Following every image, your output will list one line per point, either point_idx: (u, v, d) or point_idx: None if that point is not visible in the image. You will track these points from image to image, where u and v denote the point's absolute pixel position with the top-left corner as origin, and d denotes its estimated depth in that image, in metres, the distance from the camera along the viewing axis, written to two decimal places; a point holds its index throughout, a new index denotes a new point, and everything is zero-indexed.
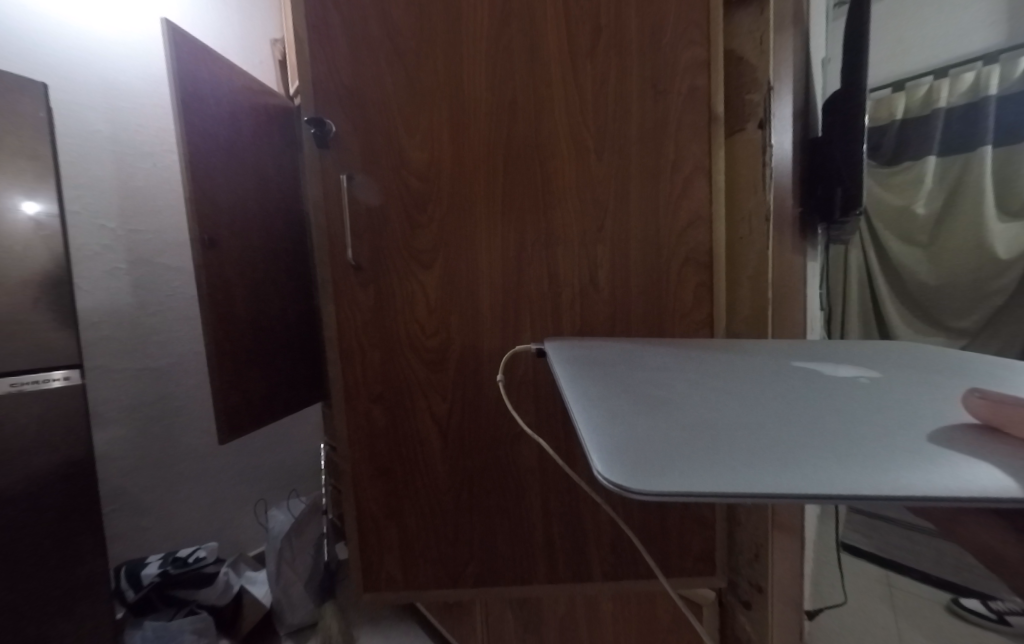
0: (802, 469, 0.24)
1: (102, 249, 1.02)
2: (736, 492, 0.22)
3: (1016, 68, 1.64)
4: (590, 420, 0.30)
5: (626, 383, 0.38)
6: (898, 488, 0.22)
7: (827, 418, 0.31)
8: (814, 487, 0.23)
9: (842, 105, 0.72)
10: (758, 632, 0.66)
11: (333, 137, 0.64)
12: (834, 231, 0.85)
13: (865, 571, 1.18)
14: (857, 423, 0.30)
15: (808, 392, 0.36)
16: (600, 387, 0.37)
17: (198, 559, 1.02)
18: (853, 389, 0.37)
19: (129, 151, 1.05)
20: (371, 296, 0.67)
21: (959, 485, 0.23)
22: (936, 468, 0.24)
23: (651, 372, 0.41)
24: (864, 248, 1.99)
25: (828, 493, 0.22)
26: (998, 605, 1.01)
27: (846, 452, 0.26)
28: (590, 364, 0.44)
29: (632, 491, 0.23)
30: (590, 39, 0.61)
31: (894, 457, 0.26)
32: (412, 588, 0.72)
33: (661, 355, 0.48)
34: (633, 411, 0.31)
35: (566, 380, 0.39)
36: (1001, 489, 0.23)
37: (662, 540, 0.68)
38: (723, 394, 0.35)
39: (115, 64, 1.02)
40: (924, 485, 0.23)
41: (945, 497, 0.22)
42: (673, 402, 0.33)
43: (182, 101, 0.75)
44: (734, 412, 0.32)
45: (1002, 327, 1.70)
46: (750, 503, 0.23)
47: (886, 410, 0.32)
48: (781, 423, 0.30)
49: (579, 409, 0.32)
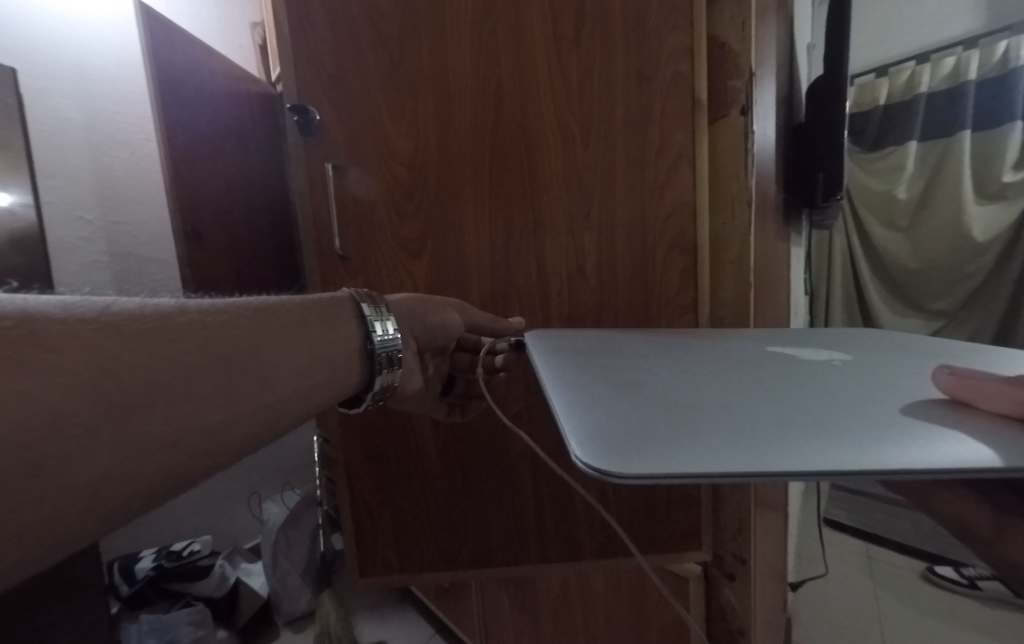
0: (777, 447, 0.26)
1: (80, 240, 0.99)
2: (713, 472, 0.24)
3: (993, 55, 1.67)
4: (568, 406, 0.31)
5: (606, 370, 0.39)
6: (874, 463, 0.24)
7: (801, 399, 0.32)
8: (792, 465, 0.24)
9: (824, 91, 0.73)
10: (742, 605, 0.68)
11: (316, 125, 0.63)
12: (816, 216, 0.87)
13: (845, 543, 1.22)
14: (832, 402, 0.32)
15: (782, 374, 0.37)
16: (579, 372, 0.38)
17: (192, 552, 1.04)
18: (827, 371, 0.38)
19: (105, 140, 1.02)
20: (361, 285, 0.67)
21: (934, 458, 0.24)
22: (913, 441, 0.26)
23: (630, 359, 0.42)
24: (847, 233, 2.03)
25: (802, 470, 0.23)
26: (969, 571, 1.06)
27: (819, 429, 0.28)
28: (571, 352, 0.45)
29: (611, 475, 0.24)
30: (575, 25, 0.61)
31: (866, 432, 0.27)
32: (407, 572, 0.74)
33: (642, 342, 0.50)
34: (611, 397, 0.33)
35: (547, 367, 0.40)
36: (970, 460, 0.24)
37: (649, 519, 0.71)
38: (702, 378, 0.37)
39: (87, 50, 0.99)
40: (899, 459, 0.24)
41: (920, 470, 0.24)
42: (650, 388, 0.35)
43: (160, 86, 0.74)
44: (709, 395, 0.33)
45: (977, 309, 1.78)
46: (726, 483, 0.24)
47: (857, 389, 0.34)
48: (756, 405, 0.31)
49: (559, 393, 0.33)
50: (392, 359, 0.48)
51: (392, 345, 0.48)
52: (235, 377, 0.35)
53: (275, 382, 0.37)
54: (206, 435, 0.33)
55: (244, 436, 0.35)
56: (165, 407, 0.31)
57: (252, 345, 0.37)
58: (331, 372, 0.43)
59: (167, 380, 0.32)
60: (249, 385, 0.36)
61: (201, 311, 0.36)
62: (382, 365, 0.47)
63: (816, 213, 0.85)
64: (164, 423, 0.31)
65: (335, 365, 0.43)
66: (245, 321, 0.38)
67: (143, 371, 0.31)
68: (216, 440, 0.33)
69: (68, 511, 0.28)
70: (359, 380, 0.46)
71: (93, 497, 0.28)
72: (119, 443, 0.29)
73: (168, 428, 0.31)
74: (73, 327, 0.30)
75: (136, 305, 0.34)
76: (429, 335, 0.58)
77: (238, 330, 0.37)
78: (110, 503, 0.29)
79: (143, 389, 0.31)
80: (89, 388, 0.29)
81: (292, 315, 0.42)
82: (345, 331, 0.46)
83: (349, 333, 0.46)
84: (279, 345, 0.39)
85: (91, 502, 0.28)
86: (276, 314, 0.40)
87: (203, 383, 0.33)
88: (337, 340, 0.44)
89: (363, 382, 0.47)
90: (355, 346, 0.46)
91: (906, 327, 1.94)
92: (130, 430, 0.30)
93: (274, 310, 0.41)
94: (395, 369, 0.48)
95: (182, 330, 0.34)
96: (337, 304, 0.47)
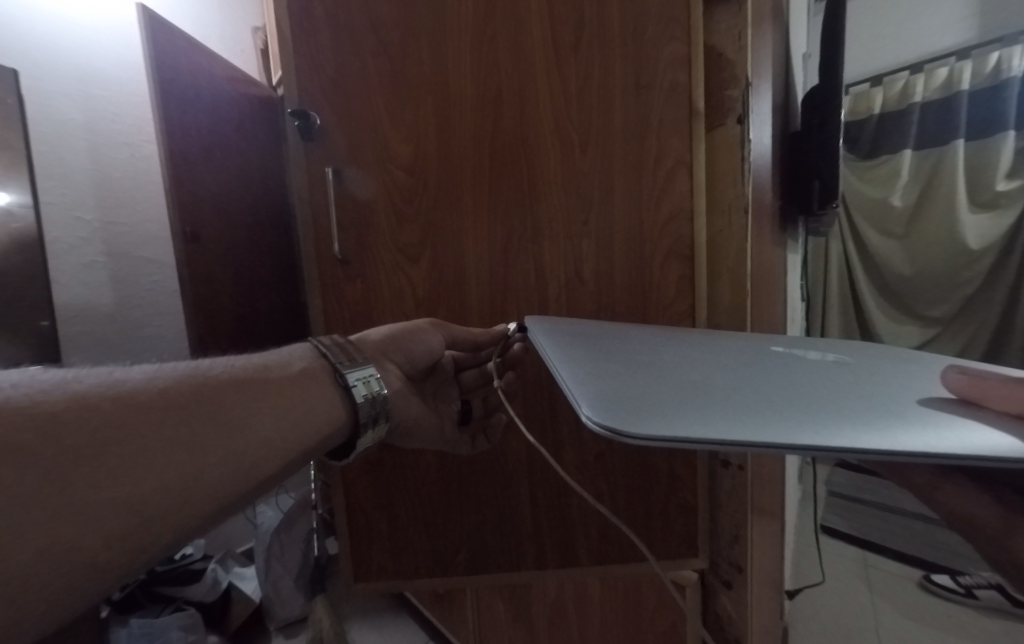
0: (784, 422, 0.26)
1: (77, 241, 1.00)
2: (718, 439, 0.24)
3: (985, 65, 1.70)
4: (576, 377, 0.32)
5: (612, 350, 0.40)
6: (891, 445, 0.24)
7: (803, 387, 0.33)
8: (798, 440, 0.24)
9: (819, 101, 0.74)
10: (739, 613, 0.68)
11: (317, 130, 0.64)
12: (812, 223, 0.88)
13: (842, 551, 1.23)
14: (835, 392, 0.32)
15: (785, 367, 0.38)
16: (586, 351, 0.39)
17: (184, 557, 1.07)
18: (827, 367, 0.39)
19: (105, 142, 1.02)
20: (358, 288, 0.67)
21: (954, 444, 0.24)
22: (930, 430, 0.26)
23: (636, 344, 0.43)
24: (844, 240, 2.04)
25: (806, 446, 0.23)
26: (966, 580, 1.07)
27: (823, 412, 0.28)
28: (575, 335, 0.45)
29: (623, 436, 0.25)
30: (574, 34, 0.62)
31: (872, 418, 0.27)
32: (403, 576, 0.73)
33: (645, 333, 0.50)
34: (620, 372, 0.33)
35: (552, 345, 0.40)
36: (990, 449, 0.24)
37: (647, 525, 0.70)
38: (704, 363, 0.37)
39: (89, 51, 1.00)
40: (915, 444, 0.24)
41: (941, 454, 0.23)
42: (657, 367, 0.35)
43: (161, 89, 0.74)
44: (715, 378, 0.33)
45: (971, 318, 1.81)
46: (730, 450, 0.24)
47: (859, 384, 0.34)
48: (760, 389, 0.32)
49: (564, 368, 0.34)
50: (369, 385, 0.48)
51: (365, 372, 0.49)
52: (199, 429, 0.34)
53: (245, 424, 0.37)
54: (169, 493, 0.32)
55: (212, 488, 0.34)
56: (126, 464, 0.31)
57: (217, 393, 0.37)
58: (306, 414, 0.42)
59: (122, 437, 0.31)
60: (218, 434, 0.35)
61: (159, 372, 0.36)
62: (361, 391, 0.47)
63: (812, 220, 0.86)
64: (120, 482, 0.30)
65: (310, 407, 0.43)
66: (208, 374, 0.38)
67: (92, 431, 0.31)
68: (179, 496, 0.32)
69: (47, 566, 0.27)
70: (343, 418, 0.46)
71: (75, 547, 0.28)
72: (84, 501, 0.29)
73: (125, 490, 0.30)
74: (19, 393, 0.30)
75: (82, 375, 0.34)
76: (415, 362, 0.59)
77: (199, 383, 0.37)
78: (85, 555, 0.29)
79: (93, 449, 0.30)
80: (46, 448, 0.29)
81: (258, 365, 0.42)
82: (317, 377, 0.46)
83: (319, 377, 0.46)
84: (247, 394, 0.38)
85: (68, 555, 0.28)
86: (240, 369, 0.40)
87: (165, 442, 0.33)
88: (308, 385, 0.44)
89: (350, 414, 0.46)
90: (329, 389, 0.46)
91: (902, 335, 1.95)
92: (102, 482, 0.30)
93: (235, 367, 0.41)
94: (379, 390, 0.49)
95: (134, 390, 0.34)
96: (304, 355, 0.47)
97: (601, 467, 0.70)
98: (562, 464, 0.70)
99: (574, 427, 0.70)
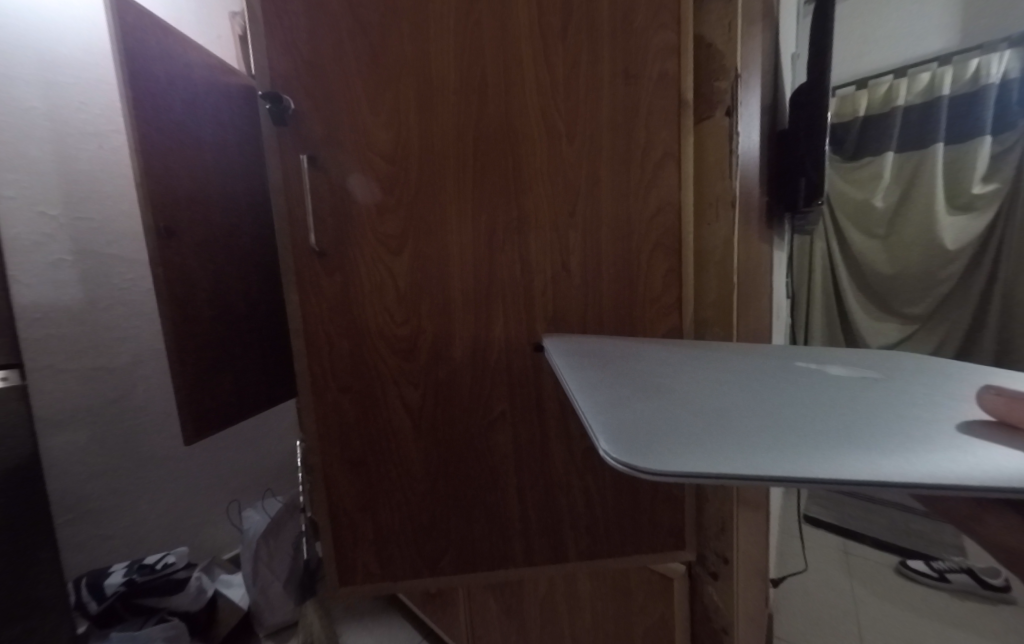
0: (772, 456, 0.29)
1: (42, 238, 0.96)
2: (706, 474, 0.28)
3: (966, 71, 1.72)
4: (593, 406, 0.36)
5: (632, 373, 0.43)
6: (867, 475, 0.26)
7: (805, 412, 0.34)
8: (777, 471, 0.27)
9: (805, 100, 0.74)
10: (726, 603, 0.68)
11: (290, 114, 0.61)
12: (797, 221, 0.89)
13: (823, 540, 1.23)
14: (821, 419, 0.33)
15: (798, 388, 0.39)
16: (607, 375, 0.42)
17: (166, 565, 1.03)
18: (843, 386, 0.39)
19: (71, 132, 0.99)
20: (337, 283, 0.65)
21: (942, 474, 0.26)
22: (921, 458, 0.27)
23: (655, 364, 0.46)
24: (827, 239, 2.07)
25: (781, 478, 0.26)
26: (939, 564, 1.07)
27: (813, 442, 0.30)
28: (595, 355, 0.48)
29: (628, 467, 0.29)
30: (562, 19, 0.60)
31: (852, 453, 0.29)
32: (389, 578, 0.71)
33: (664, 349, 0.52)
34: (635, 400, 0.37)
35: (571, 370, 0.44)
36: (984, 479, 0.25)
37: (634, 521, 0.69)
38: (716, 387, 0.40)
39: (51, 35, 0.95)
40: (898, 473, 0.26)
41: (924, 484, 0.26)
42: (671, 392, 0.39)
43: (131, 78, 0.71)
44: (723, 404, 0.36)
45: (948, 313, 1.83)
46: (714, 484, 0.28)
47: (866, 406, 0.35)
48: (761, 417, 0.34)
49: (585, 394, 0.38)
50: None
51: None
52: None
53: None
54: None
55: None
56: None
57: None
58: None
59: None
60: None
61: None
62: None
63: (798, 217, 0.87)
64: None
65: None
66: None
67: None
68: None
69: None
70: None
71: None
72: None
73: None
74: None
75: None
76: None
77: None
78: None
79: None
80: None
81: None
82: None
83: None
84: None
85: None
86: None
87: None
88: None
89: None
90: None
91: (882, 330, 1.97)
92: None
93: None
94: None
95: None
96: None
97: (589, 463, 0.69)
98: (548, 463, 0.69)
99: (562, 427, 0.68)
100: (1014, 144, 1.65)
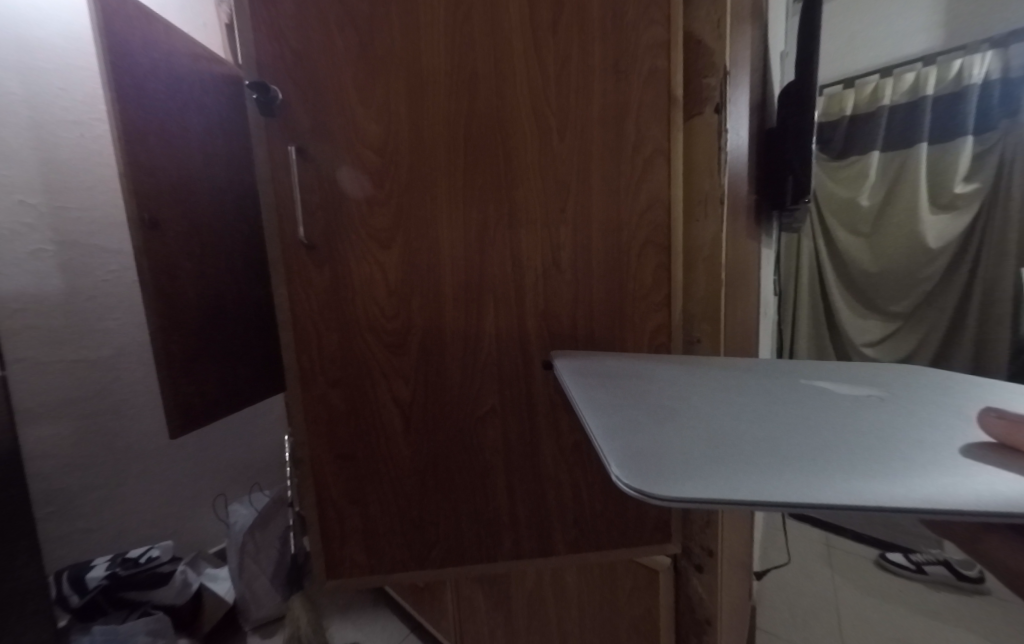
0: (769, 481, 0.29)
1: (20, 227, 0.93)
2: (704, 498, 0.28)
3: (949, 71, 1.74)
4: (602, 431, 0.37)
5: (640, 396, 0.44)
6: (854, 500, 0.27)
7: (803, 436, 0.35)
8: (772, 497, 0.28)
9: (792, 100, 0.75)
10: (710, 595, 0.69)
11: (278, 104, 0.60)
12: (785, 219, 0.90)
13: (808, 534, 1.26)
14: (806, 439, 0.34)
15: (802, 411, 0.40)
16: (615, 398, 0.43)
17: (150, 559, 1.04)
18: (845, 408, 0.40)
19: (50, 120, 0.96)
20: (326, 276, 0.64)
21: (931, 498, 0.27)
22: (914, 484, 0.28)
23: (664, 385, 0.47)
24: (814, 238, 2.11)
25: (775, 504, 0.27)
26: (917, 556, 1.11)
27: (810, 467, 0.31)
28: (603, 377, 0.49)
29: (636, 493, 0.30)
30: (553, 13, 0.60)
31: (844, 478, 0.29)
32: (378, 572, 0.72)
33: (671, 368, 0.53)
34: (641, 425, 0.38)
35: (579, 392, 0.45)
36: (964, 503, 0.26)
37: (621, 514, 0.70)
38: (721, 409, 0.40)
39: (28, 18, 0.92)
40: (886, 499, 0.27)
41: (910, 507, 0.26)
42: (676, 416, 0.39)
43: (112, 65, 0.70)
44: (728, 429, 0.37)
45: (931, 311, 1.87)
46: (711, 507, 0.28)
47: (864, 430, 0.36)
48: (760, 441, 0.35)
49: (594, 420, 0.39)
50: None
51: None
52: None
53: None
54: None
55: None
56: None
57: None
58: None
59: None
60: None
61: None
62: None
63: (786, 215, 0.87)
64: None
65: None
66: None
67: None
68: None
69: None
70: None
71: None
72: None
73: None
74: None
75: None
76: None
77: None
78: None
79: None
80: None
81: None
82: None
83: None
84: None
85: None
86: None
87: None
88: None
89: None
90: None
91: (865, 327, 2.01)
92: None
93: None
94: None
95: None
96: None
97: (578, 457, 0.70)
98: (538, 457, 0.69)
99: (552, 421, 0.69)
100: (994, 145, 1.68)
